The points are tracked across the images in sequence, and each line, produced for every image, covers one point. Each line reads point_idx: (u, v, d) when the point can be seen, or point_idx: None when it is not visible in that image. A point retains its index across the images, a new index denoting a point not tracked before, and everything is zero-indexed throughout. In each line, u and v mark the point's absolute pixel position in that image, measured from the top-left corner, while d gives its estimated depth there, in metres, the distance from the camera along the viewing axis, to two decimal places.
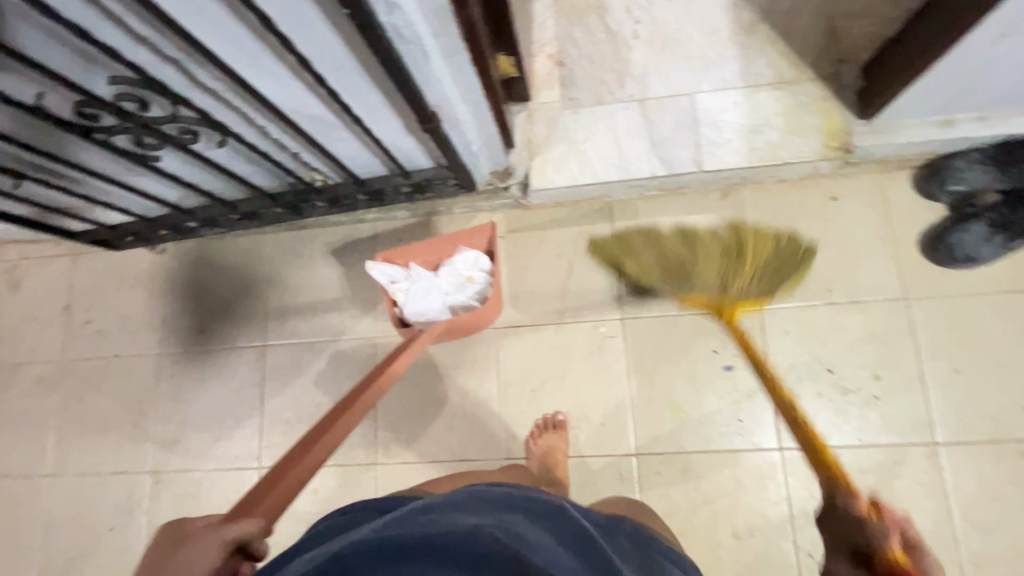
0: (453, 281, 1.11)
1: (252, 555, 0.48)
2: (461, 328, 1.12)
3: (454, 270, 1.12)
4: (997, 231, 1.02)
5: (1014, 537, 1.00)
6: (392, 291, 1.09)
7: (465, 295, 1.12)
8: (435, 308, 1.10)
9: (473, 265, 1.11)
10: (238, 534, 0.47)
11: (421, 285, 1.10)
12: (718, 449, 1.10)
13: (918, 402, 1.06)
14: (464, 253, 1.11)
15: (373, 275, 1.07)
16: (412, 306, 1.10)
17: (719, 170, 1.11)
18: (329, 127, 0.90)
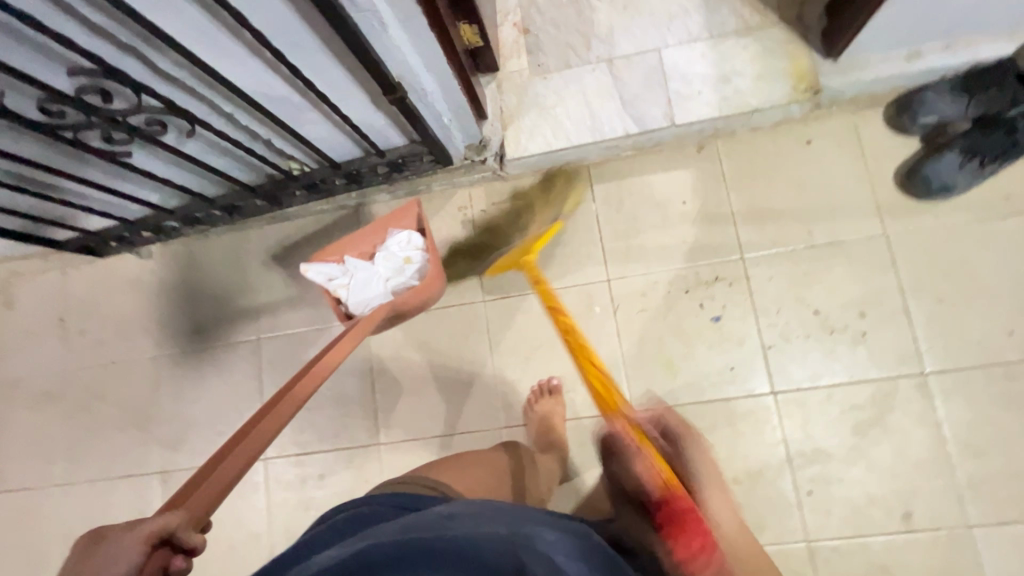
0: (391, 264, 1.12)
1: (180, 547, 0.49)
2: (407, 309, 1.12)
3: (390, 254, 1.12)
4: (968, 159, 1.04)
5: (1009, 458, 1.01)
6: (333, 288, 1.10)
7: (406, 275, 1.12)
8: (379, 292, 1.11)
9: (407, 245, 1.12)
10: (163, 526, 0.48)
11: (360, 275, 1.11)
12: (710, 398, 1.12)
13: (905, 334, 1.07)
14: (396, 235, 1.12)
15: (310, 277, 1.09)
16: (355, 297, 1.11)
17: (691, 122, 1.11)
18: (296, 109, 0.91)
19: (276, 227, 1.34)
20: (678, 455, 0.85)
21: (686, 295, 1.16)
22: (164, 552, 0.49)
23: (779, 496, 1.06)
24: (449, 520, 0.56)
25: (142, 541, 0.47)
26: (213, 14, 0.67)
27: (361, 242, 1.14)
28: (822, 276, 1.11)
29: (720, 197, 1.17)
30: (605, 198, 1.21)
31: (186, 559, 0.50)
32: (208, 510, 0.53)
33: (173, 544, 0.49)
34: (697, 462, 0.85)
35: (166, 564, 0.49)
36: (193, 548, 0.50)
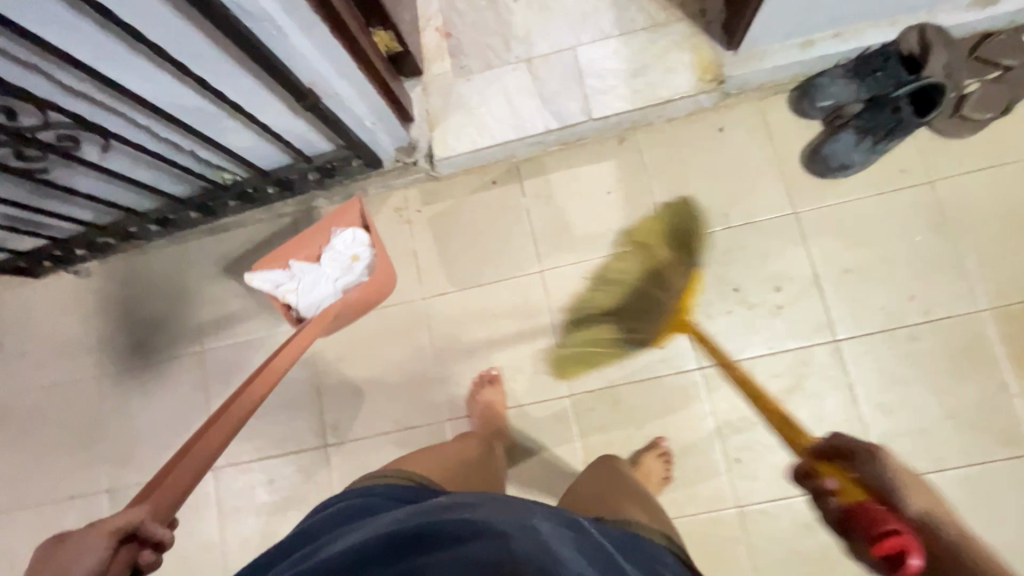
0: (337, 264, 1.15)
1: (146, 539, 0.55)
2: (359, 305, 1.17)
3: (335, 253, 1.15)
4: (863, 137, 1.12)
5: (913, 413, 1.09)
6: (280, 294, 1.14)
7: (353, 272, 1.16)
8: (327, 293, 1.15)
9: (352, 243, 1.15)
10: (127, 522, 0.54)
11: (307, 278, 1.14)
12: (642, 378, 1.16)
13: (816, 304, 1.14)
14: (341, 234, 1.14)
15: (255, 286, 1.12)
16: (305, 299, 1.15)
17: (608, 115, 1.17)
18: (216, 120, 0.93)
19: (215, 238, 1.35)
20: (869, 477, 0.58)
21: (616, 281, 1.20)
22: (132, 546, 0.54)
23: (709, 464, 1.12)
24: (463, 503, 0.60)
25: (106, 538, 0.52)
26: (120, 34, 0.69)
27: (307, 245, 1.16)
28: (739, 255, 1.18)
29: (642, 186, 1.23)
30: (535, 191, 1.25)
31: (155, 553, 0.56)
32: (173, 510, 0.61)
33: (139, 537, 0.54)
34: (886, 478, 0.57)
35: (137, 557, 0.54)
36: (160, 540, 0.55)
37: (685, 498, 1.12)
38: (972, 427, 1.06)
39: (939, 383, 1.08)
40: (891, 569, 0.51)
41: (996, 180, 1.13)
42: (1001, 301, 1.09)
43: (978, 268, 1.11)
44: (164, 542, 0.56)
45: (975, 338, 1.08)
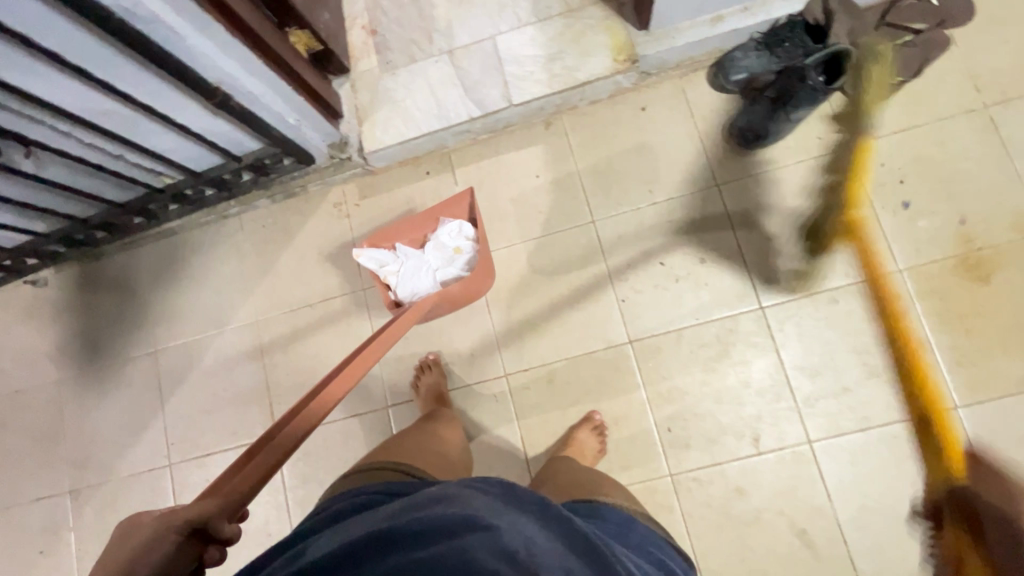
0: (440, 255, 1.17)
1: (214, 537, 0.52)
2: (453, 299, 1.17)
3: (439, 243, 1.17)
4: (777, 106, 1.11)
5: (839, 374, 1.10)
6: (383, 274, 1.16)
7: (454, 265, 1.18)
8: (428, 283, 1.16)
9: (457, 235, 1.17)
10: (190, 517, 0.52)
11: (410, 264, 1.16)
12: (576, 353, 1.19)
13: (740, 272, 1.16)
14: (446, 224, 1.17)
15: (362, 262, 1.15)
16: (404, 284, 1.16)
17: (528, 100, 1.20)
18: (136, 124, 0.97)
19: (164, 242, 1.39)
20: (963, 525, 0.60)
21: (549, 261, 1.23)
22: (197, 540, 0.52)
23: (643, 436, 1.14)
24: (446, 494, 0.59)
25: (171, 529, 0.51)
26: (17, 45, 0.73)
27: (412, 229, 1.19)
28: (665, 229, 1.20)
29: (570, 167, 1.25)
30: (467, 179, 1.28)
31: (221, 550, 0.53)
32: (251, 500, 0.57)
33: (205, 533, 0.52)
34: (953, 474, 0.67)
35: (202, 554, 0.52)
36: (227, 537, 0.53)
37: (619, 469, 1.14)
38: (895, 385, 1.08)
39: (861, 343, 1.11)
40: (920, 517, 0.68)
41: (909, 142, 1.15)
42: (918, 261, 1.11)
43: (895, 230, 1.13)
44: (231, 538, 0.53)
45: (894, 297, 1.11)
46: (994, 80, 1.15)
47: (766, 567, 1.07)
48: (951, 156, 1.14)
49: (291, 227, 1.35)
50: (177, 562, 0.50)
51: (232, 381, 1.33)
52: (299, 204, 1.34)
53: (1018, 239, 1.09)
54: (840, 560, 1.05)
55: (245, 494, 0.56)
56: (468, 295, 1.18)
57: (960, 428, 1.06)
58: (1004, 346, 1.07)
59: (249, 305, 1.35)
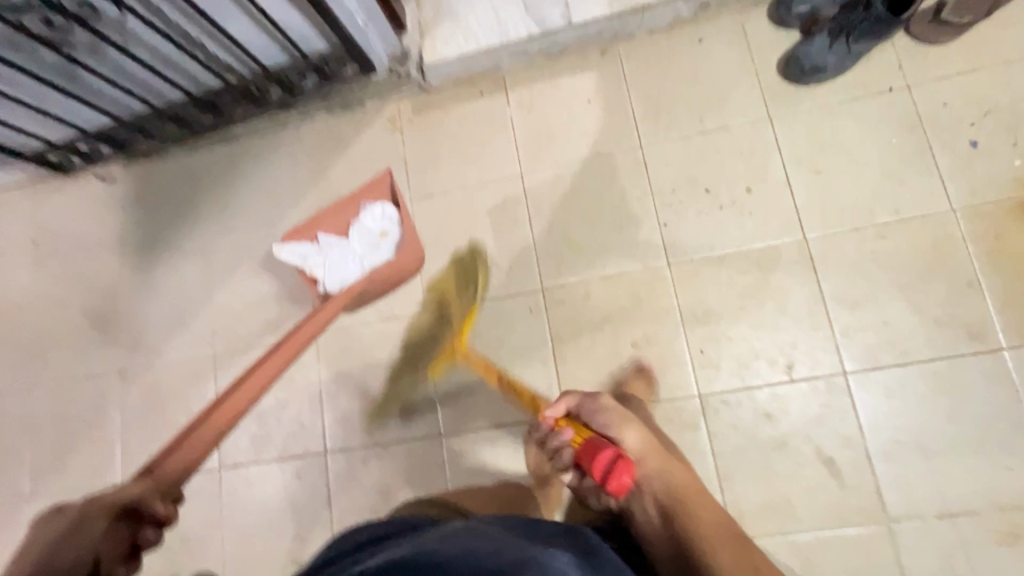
0: (366, 240, 1.25)
1: (148, 520, 0.68)
2: (381, 283, 1.24)
3: (364, 228, 1.25)
4: (835, 39, 1.14)
5: (879, 307, 1.09)
6: (308, 267, 1.23)
7: (380, 249, 1.25)
8: (353, 270, 1.24)
9: (381, 219, 1.25)
10: (125, 499, 0.67)
11: (335, 254, 1.24)
12: (613, 272, 1.20)
13: (785, 201, 1.16)
14: (369, 210, 1.25)
15: (285, 258, 1.22)
16: (332, 274, 1.24)
17: (587, 22, 1.24)
18: (218, 3, 1.04)
19: (223, 145, 1.45)
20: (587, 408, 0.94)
21: (594, 181, 1.25)
22: (131, 523, 0.68)
23: (672, 354, 1.15)
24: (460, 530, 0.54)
25: (104, 510, 0.65)
26: None
27: (332, 220, 1.27)
28: (710, 156, 1.21)
29: (621, 93, 1.27)
30: (519, 101, 1.32)
31: (156, 529, 0.69)
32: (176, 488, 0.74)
33: (141, 516, 0.68)
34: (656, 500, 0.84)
35: (139, 533, 0.68)
36: (162, 515, 0.69)
37: (647, 385, 1.15)
38: (938, 322, 1.07)
39: (905, 278, 1.09)
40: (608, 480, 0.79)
41: (973, 83, 1.13)
42: (972, 200, 1.09)
43: (951, 168, 1.11)
44: (164, 520, 0.69)
45: (944, 234, 1.09)
46: None
47: (788, 492, 1.06)
48: (1016, 100, 1.11)
49: (345, 138, 1.39)
50: (114, 538, 0.65)
51: (277, 281, 1.39)
52: (354, 116, 1.39)
53: None
54: (865, 492, 1.04)
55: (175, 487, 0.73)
56: (394, 277, 1.25)
57: (1003, 369, 1.03)
58: None
59: (298, 210, 1.40)
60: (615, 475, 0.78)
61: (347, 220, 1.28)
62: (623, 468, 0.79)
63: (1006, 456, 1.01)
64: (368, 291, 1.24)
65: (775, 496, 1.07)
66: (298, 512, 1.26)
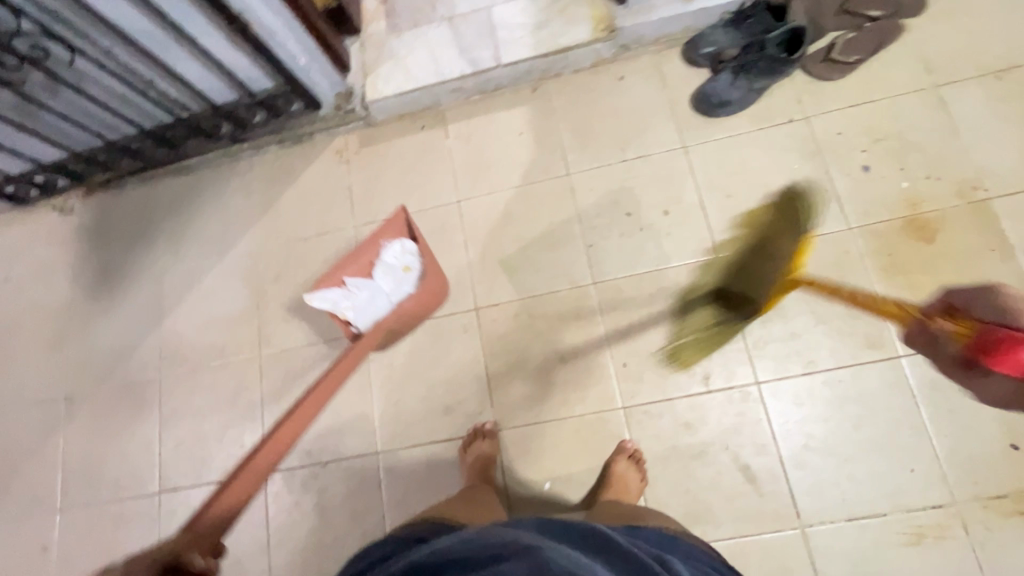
0: (389, 278, 1.22)
1: None
2: (412, 316, 1.24)
3: (386, 266, 1.22)
4: (737, 76, 1.25)
5: (788, 320, 1.16)
6: (339, 312, 1.18)
7: (404, 285, 1.23)
8: (383, 307, 1.21)
9: (402, 254, 1.22)
10: None
11: (364, 295, 1.20)
12: (543, 291, 1.27)
13: (701, 223, 1.24)
14: (390, 247, 1.22)
15: (317, 306, 1.16)
16: (362, 315, 1.20)
17: (515, 62, 1.34)
18: (164, 45, 1.12)
19: (180, 177, 1.52)
20: (982, 300, 0.69)
21: (528, 207, 1.33)
22: None
23: (599, 368, 1.20)
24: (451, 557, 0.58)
25: None
26: None
27: (356, 259, 1.21)
28: (633, 182, 1.30)
29: (550, 126, 1.37)
30: (457, 134, 1.41)
31: None
32: None
33: None
34: None
35: None
36: None
37: (575, 398, 1.19)
38: (841, 333, 1.13)
39: (811, 292, 1.16)
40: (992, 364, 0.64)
41: (863, 115, 1.24)
42: (867, 219, 1.18)
43: (847, 191, 1.20)
44: None
45: (843, 252, 1.17)
46: (945, 64, 1.24)
47: (706, 499, 1.10)
48: (902, 129, 1.22)
49: (295, 170, 1.47)
50: None
51: (225, 306, 1.42)
52: (304, 150, 1.47)
53: (964, 205, 1.15)
54: (780, 498, 1.08)
55: None
56: (419, 312, 1.25)
57: (903, 375, 1.10)
58: None
59: (249, 237, 1.46)
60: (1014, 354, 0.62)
61: (368, 258, 1.23)
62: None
63: (909, 458, 1.06)
64: (396, 326, 1.24)
65: (695, 504, 1.10)
66: (236, 535, 1.26)
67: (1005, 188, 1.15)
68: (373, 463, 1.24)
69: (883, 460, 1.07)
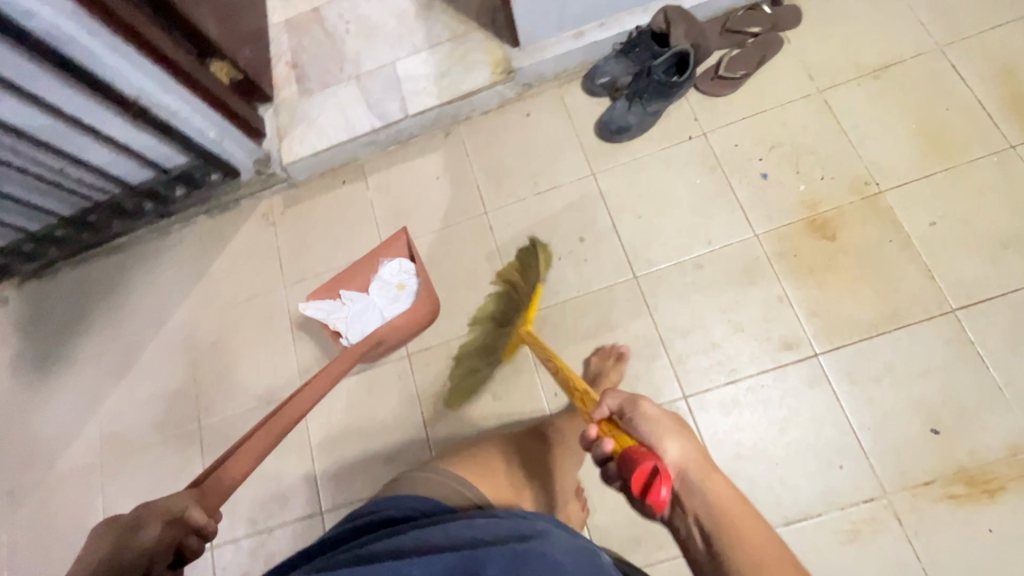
0: (385, 293, 1.27)
1: (190, 528, 0.71)
2: (404, 330, 1.24)
3: (383, 282, 1.28)
4: (632, 103, 1.31)
5: (707, 332, 1.18)
6: (332, 320, 1.24)
7: (397, 301, 1.26)
8: (375, 320, 1.25)
9: (398, 272, 1.27)
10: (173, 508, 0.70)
11: (357, 307, 1.26)
12: (472, 330, 1.29)
13: (616, 246, 1.27)
14: (387, 263, 1.27)
15: (309, 314, 1.24)
16: (354, 326, 1.25)
17: (422, 112, 1.39)
18: (70, 140, 1.14)
19: (111, 256, 1.53)
20: (631, 407, 0.74)
21: (450, 248, 1.36)
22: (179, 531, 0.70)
23: (531, 401, 1.21)
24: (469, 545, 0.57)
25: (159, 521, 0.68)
26: None
27: (356, 275, 1.29)
28: (548, 213, 1.33)
29: (465, 167, 1.41)
30: (377, 185, 1.44)
31: (198, 538, 0.72)
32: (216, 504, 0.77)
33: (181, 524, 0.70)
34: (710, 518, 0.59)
35: (183, 543, 0.71)
36: (200, 527, 0.71)
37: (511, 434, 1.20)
38: (758, 338, 1.15)
39: (726, 302, 1.19)
40: (644, 494, 0.62)
41: (757, 125, 1.29)
42: (771, 225, 1.22)
43: (749, 199, 1.24)
44: (205, 531, 0.72)
45: (752, 259, 1.20)
46: (826, 69, 1.30)
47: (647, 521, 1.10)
48: (793, 134, 1.27)
49: (223, 237, 1.49)
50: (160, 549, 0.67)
51: (164, 381, 1.42)
52: (231, 217, 1.49)
53: (858, 200, 1.20)
54: None
55: (215, 503, 0.76)
56: (412, 327, 1.25)
57: (822, 372, 1.11)
58: (854, 293, 1.14)
59: (183, 309, 1.46)
60: (657, 488, 0.61)
61: (368, 277, 1.30)
62: (661, 478, 0.62)
63: (838, 456, 1.07)
64: (388, 340, 1.23)
65: (636, 527, 1.11)
66: None
67: (894, 180, 1.19)
68: (317, 524, 1.22)
69: (813, 460, 1.07)
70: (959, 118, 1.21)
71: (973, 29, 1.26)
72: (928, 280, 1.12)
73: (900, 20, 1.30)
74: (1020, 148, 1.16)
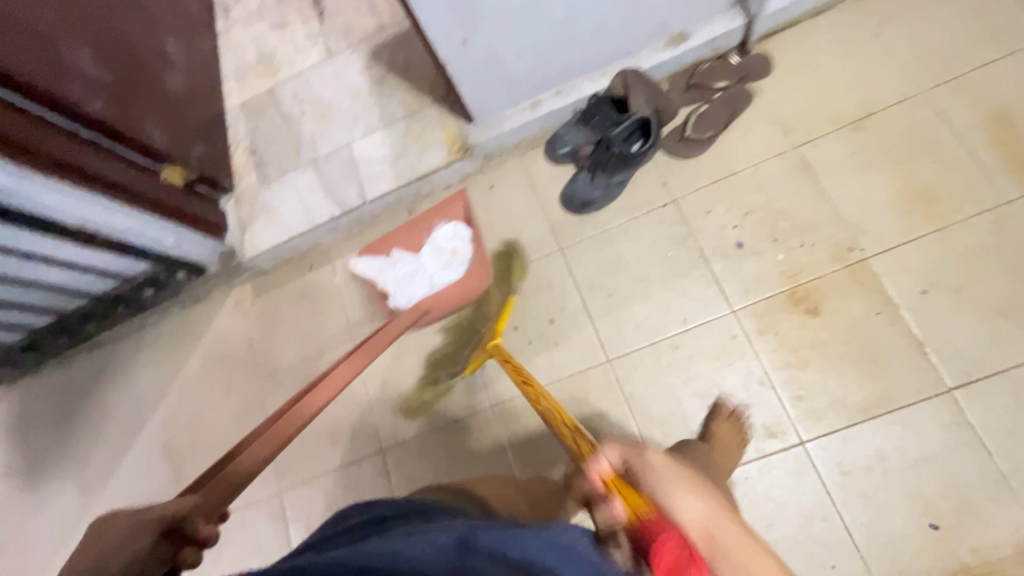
0: (436, 257, 1.27)
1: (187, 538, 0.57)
2: (454, 297, 1.25)
3: (436, 246, 1.28)
4: (594, 174, 1.25)
5: (686, 420, 1.12)
6: (380, 280, 1.29)
7: (449, 267, 1.26)
8: (423, 287, 1.26)
9: (452, 237, 1.27)
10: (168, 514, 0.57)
11: (407, 269, 1.29)
12: (444, 423, 1.25)
13: (586, 329, 1.22)
14: (443, 228, 1.28)
15: (359, 271, 1.30)
16: (401, 290, 1.28)
17: (382, 196, 1.35)
18: (26, 269, 1.15)
19: (91, 353, 1.53)
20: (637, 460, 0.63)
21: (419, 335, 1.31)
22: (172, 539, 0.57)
23: None
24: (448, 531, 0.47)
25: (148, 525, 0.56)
26: None
27: (408, 238, 1.30)
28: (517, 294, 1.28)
29: None
30: (344, 269, 1.41)
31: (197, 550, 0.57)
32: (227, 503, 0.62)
33: (179, 533, 0.57)
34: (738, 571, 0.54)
35: (176, 555, 0.56)
36: (202, 538, 0.57)
37: None
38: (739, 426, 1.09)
39: (704, 386, 1.12)
40: None
41: (729, 188, 1.21)
42: (749, 300, 1.14)
43: (725, 272, 1.17)
44: (206, 540, 0.57)
45: (729, 339, 1.14)
46: (801, 124, 1.21)
47: None
48: (769, 198, 1.19)
49: (197, 329, 1.48)
50: (155, 557, 0.55)
51: (145, 483, 1.40)
52: (204, 309, 1.49)
53: (841, 269, 1.11)
54: None
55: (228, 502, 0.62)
56: (464, 296, 1.26)
57: (809, 463, 1.04)
58: (841, 374, 1.07)
59: (161, 406, 1.45)
60: None
61: (420, 240, 1.31)
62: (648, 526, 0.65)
63: (830, 554, 1.00)
64: (433, 311, 1.25)
65: None
66: None
67: (880, 245, 1.11)
68: None
69: (804, 560, 1.01)
70: (948, 173, 1.11)
71: (958, 70, 1.16)
72: (922, 357, 1.04)
73: (878, 64, 1.20)
74: (1018, 203, 1.07)
